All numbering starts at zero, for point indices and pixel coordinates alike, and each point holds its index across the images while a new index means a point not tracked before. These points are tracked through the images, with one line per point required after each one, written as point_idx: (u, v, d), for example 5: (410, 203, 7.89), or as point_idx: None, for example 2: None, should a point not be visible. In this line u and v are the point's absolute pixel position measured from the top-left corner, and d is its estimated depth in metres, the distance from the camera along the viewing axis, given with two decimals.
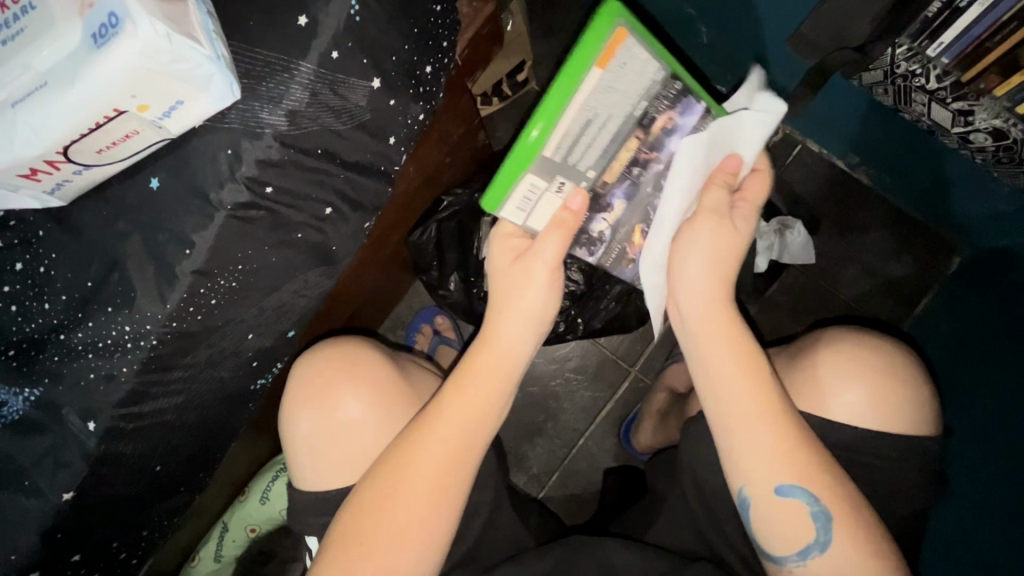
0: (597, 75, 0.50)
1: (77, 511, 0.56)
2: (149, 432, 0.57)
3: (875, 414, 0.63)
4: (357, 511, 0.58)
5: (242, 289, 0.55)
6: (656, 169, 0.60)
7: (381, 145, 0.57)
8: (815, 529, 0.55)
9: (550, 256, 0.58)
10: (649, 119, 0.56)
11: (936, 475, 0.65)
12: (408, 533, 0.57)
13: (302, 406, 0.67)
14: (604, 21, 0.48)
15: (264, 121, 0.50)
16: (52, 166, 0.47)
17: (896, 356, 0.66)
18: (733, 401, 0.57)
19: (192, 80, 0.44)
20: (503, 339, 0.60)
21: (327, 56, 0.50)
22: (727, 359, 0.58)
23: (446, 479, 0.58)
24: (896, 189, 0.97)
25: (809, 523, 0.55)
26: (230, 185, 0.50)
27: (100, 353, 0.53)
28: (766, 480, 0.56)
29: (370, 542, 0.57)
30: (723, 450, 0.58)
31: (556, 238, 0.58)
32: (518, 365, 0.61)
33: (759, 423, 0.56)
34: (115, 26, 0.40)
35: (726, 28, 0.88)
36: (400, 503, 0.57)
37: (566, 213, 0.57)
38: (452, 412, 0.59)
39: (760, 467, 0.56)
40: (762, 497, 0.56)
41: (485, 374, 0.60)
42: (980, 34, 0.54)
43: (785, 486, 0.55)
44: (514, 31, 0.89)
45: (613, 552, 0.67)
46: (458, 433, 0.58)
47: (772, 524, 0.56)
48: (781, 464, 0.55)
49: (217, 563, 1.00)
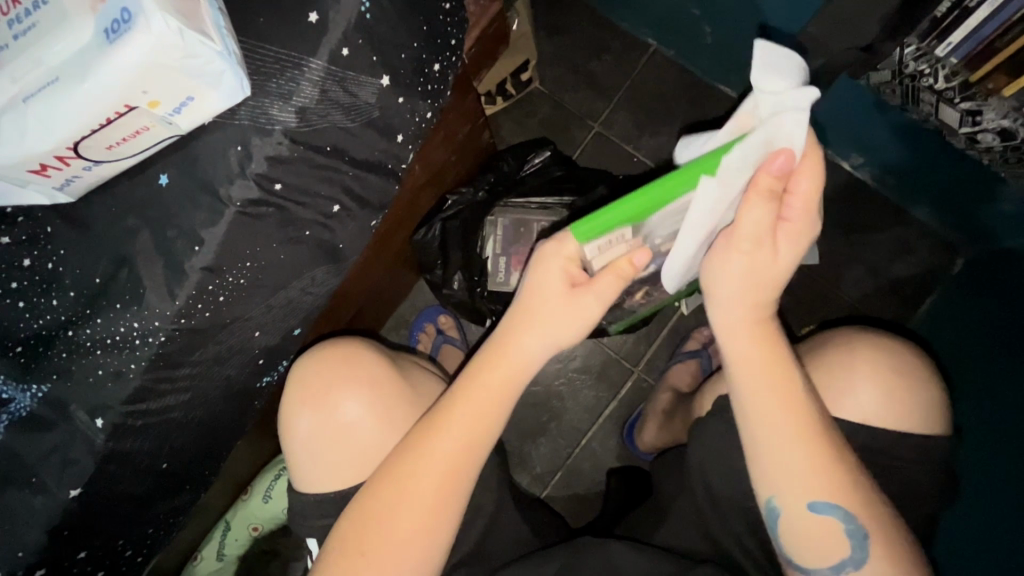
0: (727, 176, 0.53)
1: (84, 508, 0.56)
2: (156, 429, 0.57)
3: (887, 416, 0.63)
4: (371, 517, 0.57)
5: (250, 286, 0.55)
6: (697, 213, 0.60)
7: (389, 142, 0.57)
8: (851, 545, 0.55)
9: (607, 294, 0.57)
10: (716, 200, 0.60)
11: (945, 476, 0.64)
12: (425, 533, 0.58)
13: (302, 409, 0.67)
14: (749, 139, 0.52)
15: (274, 117, 0.50)
16: (62, 162, 0.47)
17: (908, 359, 0.66)
18: (765, 419, 0.56)
19: (203, 76, 0.44)
20: (521, 355, 0.58)
21: (337, 53, 0.50)
22: (756, 370, 0.57)
23: (461, 487, 0.59)
24: (902, 191, 0.97)
25: (843, 540, 0.55)
26: (240, 181, 0.50)
27: (109, 350, 0.53)
28: (800, 498, 0.56)
29: (391, 547, 0.57)
30: (752, 464, 0.58)
31: (613, 280, 0.56)
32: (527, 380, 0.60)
33: (789, 442, 0.55)
34: (128, 21, 0.40)
35: (732, 28, 0.88)
36: (413, 516, 0.57)
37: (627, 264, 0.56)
38: (467, 423, 0.58)
39: (794, 484, 0.55)
40: (792, 513, 0.56)
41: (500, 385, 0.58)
42: (989, 35, 0.54)
43: (818, 504, 0.55)
44: (519, 30, 0.89)
45: (619, 553, 0.67)
46: (472, 446, 0.58)
47: (801, 538, 0.56)
48: (812, 480, 0.55)
49: (219, 562, 0.99)
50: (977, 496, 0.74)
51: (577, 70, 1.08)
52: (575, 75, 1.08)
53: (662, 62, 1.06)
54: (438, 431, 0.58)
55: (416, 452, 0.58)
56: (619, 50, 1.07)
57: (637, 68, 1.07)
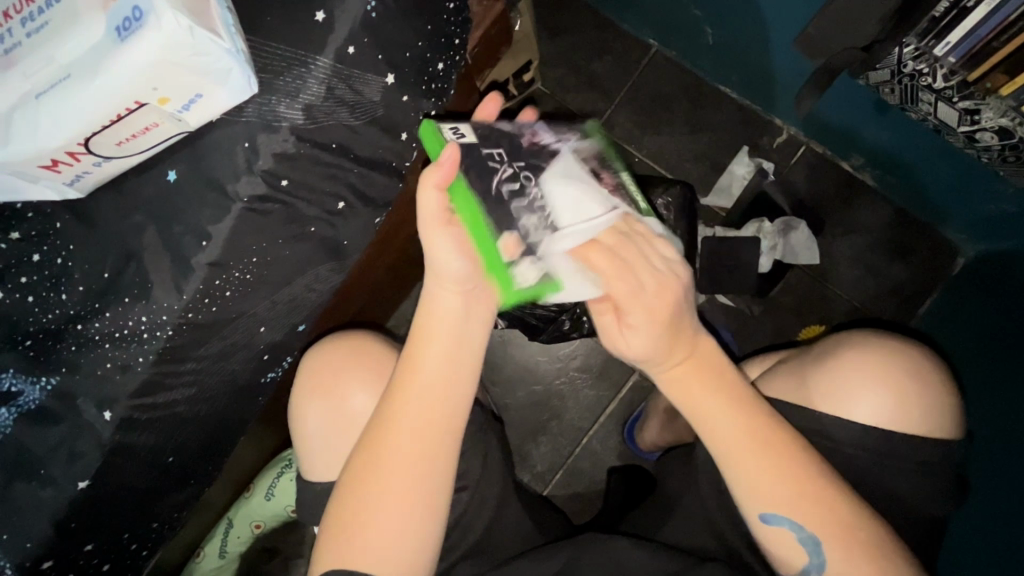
0: None
1: (91, 501, 0.57)
2: (162, 423, 0.58)
3: (892, 416, 0.64)
4: (343, 523, 0.55)
5: (256, 282, 0.56)
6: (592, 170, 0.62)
7: (394, 140, 0.58)
8: (807, 553, 0.57)
9: (433, 207, 0.54)
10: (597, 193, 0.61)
11: (952, 475, 0.64)
12: (399, 539, 0.55)
13: (313, 398, 0.68)
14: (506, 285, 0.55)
15: (281, 114, 0.50)
16: (73, 158, 0.47)
17: (914, 359, 0.66)
18: (710, 423, 0.58)
19: (212, 73, 0.45)
20: (441, 309, 0.57)
21: (343, 51, 0.51)
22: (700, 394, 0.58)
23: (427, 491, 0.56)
24: (903, 193, 0.98)
25: (797, 547, 0.57)
26: (247, 177, 0.51)
27: (116, 344, 0.53)
28: (756, 506, 0.57)
29: (364, 555, 0.54)
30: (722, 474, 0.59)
31: (429, 192, 0.54)
32: (462, 334, 0.57)
33: (740, 445, 0.57)
34: (138, 19, 0.40)
35: (733, 30, 0.88)
36: (386, 534, 0.55)
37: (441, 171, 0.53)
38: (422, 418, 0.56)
39: (765, 488, 0.56)
40: (752, 518, 0.58)
41: (439, 365, 0.56)
42: (986, 34, 0.55)
43: (769, 515, 0.57)
44: (522, 30, 0.89)
45: (623, 549, 0.67)
46: (427, 444, 0.56)
47: (768, 541, 0.58)
48: (777, 486, 0.56)
49: (221, 560, 1.00)
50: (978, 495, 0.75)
51: (579, 71, 1.09)
52: (577, 76, 1.09)
53: (662, 63, 1.07)
54: (395, 405, 0.56)
55: (378, 455, 0.56)
56: (620, 51, 1.08)
57: (638, 69, 1.07)
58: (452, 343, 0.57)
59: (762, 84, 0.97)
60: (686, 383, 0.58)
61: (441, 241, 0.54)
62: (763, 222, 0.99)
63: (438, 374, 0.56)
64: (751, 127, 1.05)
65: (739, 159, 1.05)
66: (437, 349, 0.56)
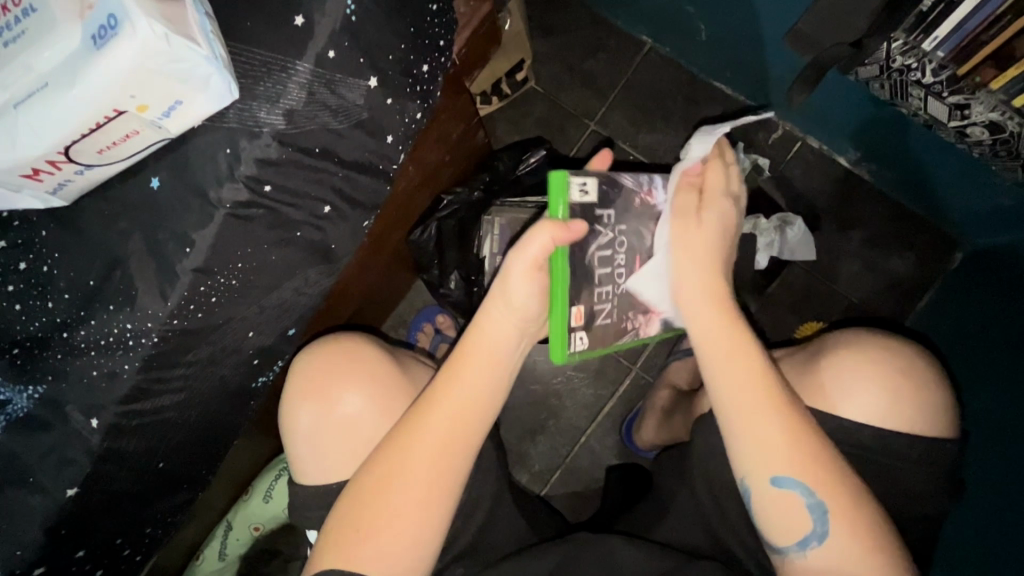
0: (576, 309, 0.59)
1: (81, 508, 0.57)
2: (151, 429, 0.58)
3: (887, 415, 0.63)
4: (349, 520, 0.57)
5: (243, 286, 0.56)
6: None
7: (379, 143, 0.58)
8: (812, 520, 0.56)
9: (537, 252, 0.55)
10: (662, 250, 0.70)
11: (949, 473, 0.64)
12: (412, 525, 0.57)
13: (302, 401, 0.68)
14: (562, 353, 0.60)
15: (263, 120, 0.50)
16: (54, 167, 0.47)
17: (910, 359, 0.66)
18: (728, 376, 0.58)
19: (191, 80, 0.45)
20: (496, 330, 0.60)
21: (324, 55, 0.51)
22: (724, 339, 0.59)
23: (439, 501, 0.58)
24: (900, 187, 0.97)
25: (805, 514, 0.56)
26: (229, 184, 0.51)
27: (103, 351, 0.53)
28: (764, 471, 0.56)
29: (375, 548, 0.56)
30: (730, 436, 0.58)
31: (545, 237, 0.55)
32: (510, 354, 0.61)
33: (749, 391, 0.57)
34: (114, 27, 0.41)
35: (725, 26, 0.88)
36: (401, 521, 0.57)
37: (565, 233, 0.55)
38: (448, 423, 0.58)
39: (760, 455, 0.56)
40: (759, 484, 0.57)
41: (479, 377, 0.60)
42: (974, 28, 0.54)
43: (781, 478, 0.56)
44: (512, 29, 0.88)
45: (617, 551, 0.67)
46: (452, 451, 0.58)
47: (771, 512, 0.57)
48: (780, 455, 0.56)
49: (221, 562, 1.00)
50: (981, 493, 0.74)
51: (573, 69, 1.08)
52: (571, 74, 1.08)
53: (657, 60, 1.07)
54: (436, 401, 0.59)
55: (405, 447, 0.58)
56: (614, 48, 1.07)
57: (632, 66, 1.07)
58: (493, 361, 0.60)
59: (756, 80, 0.96)
60: (704, 323, 0.60)
61: (523, 278, 0.57)
62: (760, 219, 0.94)
63: (486, 393, 0.60)
64: (747, 123, 1.05)
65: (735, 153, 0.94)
66: (488, 364, 0.60)
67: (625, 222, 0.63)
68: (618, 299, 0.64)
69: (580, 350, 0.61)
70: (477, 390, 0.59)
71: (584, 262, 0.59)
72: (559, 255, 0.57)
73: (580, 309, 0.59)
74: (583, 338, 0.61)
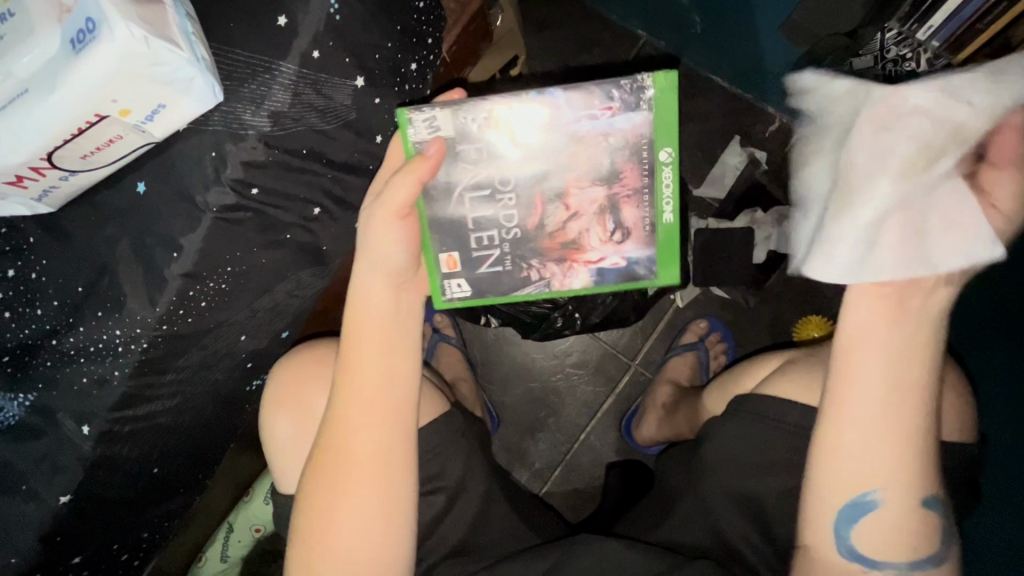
0: (447, 255, 0.58)
1: (75, 514, 0.56)
2: (143, 434, 0.58)
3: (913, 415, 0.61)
4: (309, 526, 0.55)
5: (233, 290, 0.55)
6: (625, 148, 0.55)
7: (369, 144, 0.58)
8: (941, 543, 0.48)
9: (402, 198, 0.52)
10: (610, 173, 0.55)
11: (964, 475, 0.61)
12: (367, 511, 0.54)
13: (279, 410, 0.66)
14: (440, 301, 0.60)
15: (248, 122, 0.49)
16: (38, 173, 0.47)
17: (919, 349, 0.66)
18: (887, 391, 0.45)
19: (174, 83, 0.44)
20: (373, 302, 0.55)
21: (308, 56, 0.50)
22: (903, 350, 0.45)
23: (390, 477, 0.55)
24: None
25: (940, 538, 0.48)
26: (216, 188, 0.50)
27: (91, 358, 0.53)
28: (912, 497, 0.46)
29: (337, 547, 0.54)
30: (872, 453, 0.46)
31: (410, 178, 0.51)
32: (400, 326, 0.57)
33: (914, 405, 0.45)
34: (92, 31, 0.40)
35: (721, 17, 0.85)
36: (353, 511, 0.54)
37: (426, 163, 0.52)
38: (365, 412, 0.55)
39: (885, 464, 0.46)
40: (907, 511, 0.46)
41: (376, 355, 0.55)
42: (969, 16, 0.54)
43: (929, 499, 0.47)
44: (504, 26, 0.87)
45: (618, 552, 0.65)
46: (379, 438, 0.55)
47: (910, 541, 0.47)
48: (926, 473, 0.46)
49: (224, 563, 0.99)
50: None
51: (566, 64, 1.07)
52: (565, 69, 1.06)
53: (652, 54, 1.05)
54: (345, 383, 0.55)
55: (332, 437, 0.55)
56: (608, 42, 1.06)
57: (627, 61, 1.05)
58: (386, 332, 0.56)
59: (749, 73, 0.93)
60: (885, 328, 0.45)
61: (388, 228, 0.53)
62: (756, 212, 0.97)
63: (400, 370, 0.56)
64: (743, 116, 1.01)
65: (730, 149, 1.02)
66: (382, 339, 0.55)
67: (502, 158, 0.55)
68: (510, 246, 0.58)
69: (458, 296, 0.60)
70: (387, 365, 0.55)
71: (447, 203, 0.56)
72: (419, 199, 0.55)
73: (450, 253, 0.58)
74: (461, 282, 0.60)
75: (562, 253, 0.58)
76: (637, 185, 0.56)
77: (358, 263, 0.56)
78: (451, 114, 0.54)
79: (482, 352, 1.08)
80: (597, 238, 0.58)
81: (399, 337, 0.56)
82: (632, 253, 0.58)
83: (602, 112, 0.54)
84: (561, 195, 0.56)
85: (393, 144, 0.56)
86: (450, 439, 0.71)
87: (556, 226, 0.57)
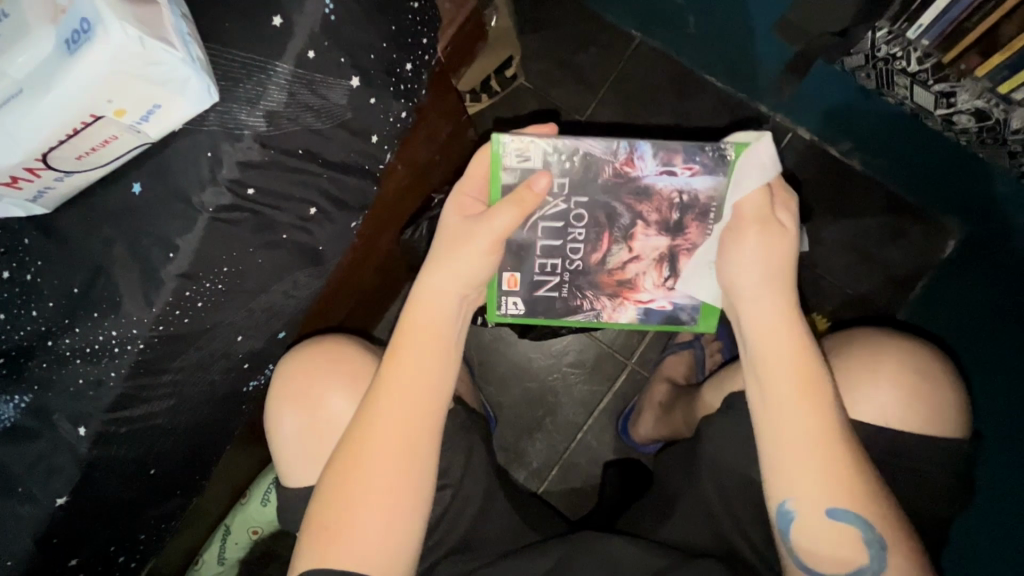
0: (506, 281, 0.64)
1: (71, 516, 0.56)
2: (140, 435, 0.57)
3: (895, 407, 0.62)
4: (324, 520, 0.55)
5: (229, 291, 0.55)
6: (701, 207, 0.59)
7: (365, 143, 0.58)
8: (869, 554, 0.53)
9: (503, 224, 0.56)
10: (680, 227, 0.60)
11: (958, 468, 0.62)
12: (387, 505, 0.55)
13: (289, 405, 0.67)
14: (495, 315, 0.66)
15: (243, 122, 0.50)
16: (33, 174, 0.47)
17: (877, 332, 0.68)
18: (779, 404, 0.54)
19: (169, 83, 0.44)
20: (428, 311, 0.57)
21: (303, 56, 0.50)
22: (789, 371, 0.54)
23: (414, 473, 0.56)
24: (896, 178, 0.95)
25: (863, 548, 0.53)
26: (212, 188, 0.50)
27: (87, 359, 0.53)
28: (819, 504, 0.53)
29: (356, 541, 0.54)
30: (777, 461, 0.54)
31: (512, 208, 0.55)
32: (449, 339, 0.59)
33: (808, 420, 0.53)
34: (87, 31, 0.40)
35: (714, 17, 0.85)
36: (373, 506, 0.54)
37: (529, 197, 0.55)
38: (391, 441, 0.55)
39: (800, 479, 0.53)
40: (814, 515, 0.53)
41: (421, 362, 0.57)
42: (957, 16, 0.55)
43: (836, 511, 0.53)
44: (499, 26, 0.87)
45: (616, 549, 0.66)
46: (408, 437, 0.56)
47: (821, 542, 0.53)
48: (837, 485, 0.52)
49: (221, 566, 0.99)
50: (987, 485, 0.72)
51: (562, 64, 1.07)
52: (561, 70, 1.06)
53: (647, 54, 1.05)
54: (383, 383, 0.56)
55: (359, 433, 0.56)
56: (603, 42, 1.06)
57: (622, 61, 1.05)
58: (435, 342, 0.58)
59: (743, 71, 0.93)
60: (770, 352, 0.55)
61: (477, 258, 0.57)
62: None
63: (437, 377, 0.57)
64: (738, 116, 1.02)
65: None
66: (429, 348, 0.57)
67: (585, 193, 0.59)
68: (571, 277, 0.64)
69: (512, 312, 0.66)
70: (428, 375, 0.57)
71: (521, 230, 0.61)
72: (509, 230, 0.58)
73: (513, 276, 0.64)
74: (517, 303, 0.66)
75: (616, 289, 0.64)
76: (697, 242, 0.60)
77: (421, 277, 0.58)
78: (539, 148, 0.57)
79: (479, 351, 1.09)
80: (651, 280, 0.64)
81: (443, 362, 0.58)
82: (679, 300, 0.65)
83: (683, 171, 0.58)
84: (627, 240, 0.61)
85: (477, 158, 0.58)
86: (450, 437, 0.71)
87: (616, 266, 0.63)
